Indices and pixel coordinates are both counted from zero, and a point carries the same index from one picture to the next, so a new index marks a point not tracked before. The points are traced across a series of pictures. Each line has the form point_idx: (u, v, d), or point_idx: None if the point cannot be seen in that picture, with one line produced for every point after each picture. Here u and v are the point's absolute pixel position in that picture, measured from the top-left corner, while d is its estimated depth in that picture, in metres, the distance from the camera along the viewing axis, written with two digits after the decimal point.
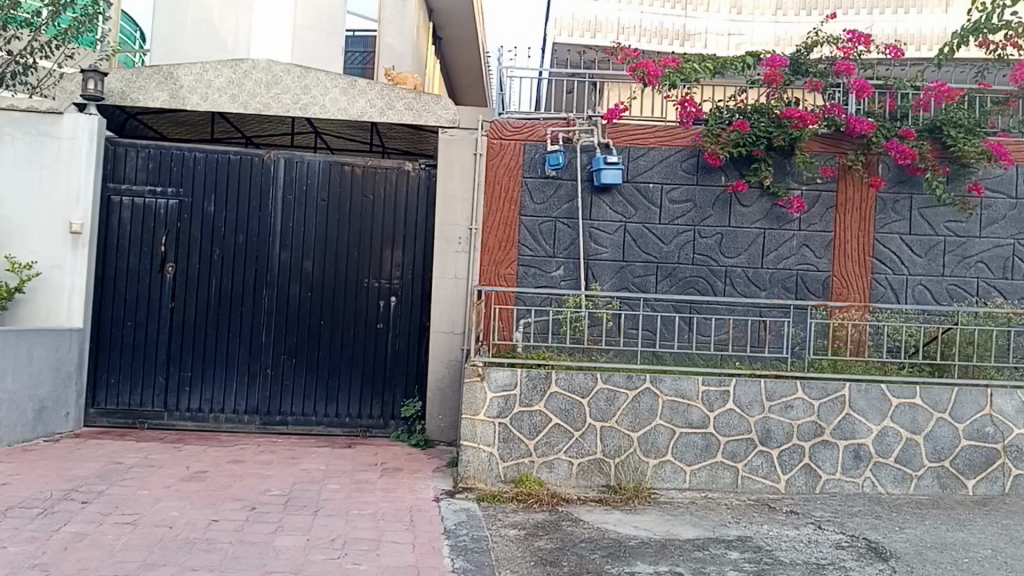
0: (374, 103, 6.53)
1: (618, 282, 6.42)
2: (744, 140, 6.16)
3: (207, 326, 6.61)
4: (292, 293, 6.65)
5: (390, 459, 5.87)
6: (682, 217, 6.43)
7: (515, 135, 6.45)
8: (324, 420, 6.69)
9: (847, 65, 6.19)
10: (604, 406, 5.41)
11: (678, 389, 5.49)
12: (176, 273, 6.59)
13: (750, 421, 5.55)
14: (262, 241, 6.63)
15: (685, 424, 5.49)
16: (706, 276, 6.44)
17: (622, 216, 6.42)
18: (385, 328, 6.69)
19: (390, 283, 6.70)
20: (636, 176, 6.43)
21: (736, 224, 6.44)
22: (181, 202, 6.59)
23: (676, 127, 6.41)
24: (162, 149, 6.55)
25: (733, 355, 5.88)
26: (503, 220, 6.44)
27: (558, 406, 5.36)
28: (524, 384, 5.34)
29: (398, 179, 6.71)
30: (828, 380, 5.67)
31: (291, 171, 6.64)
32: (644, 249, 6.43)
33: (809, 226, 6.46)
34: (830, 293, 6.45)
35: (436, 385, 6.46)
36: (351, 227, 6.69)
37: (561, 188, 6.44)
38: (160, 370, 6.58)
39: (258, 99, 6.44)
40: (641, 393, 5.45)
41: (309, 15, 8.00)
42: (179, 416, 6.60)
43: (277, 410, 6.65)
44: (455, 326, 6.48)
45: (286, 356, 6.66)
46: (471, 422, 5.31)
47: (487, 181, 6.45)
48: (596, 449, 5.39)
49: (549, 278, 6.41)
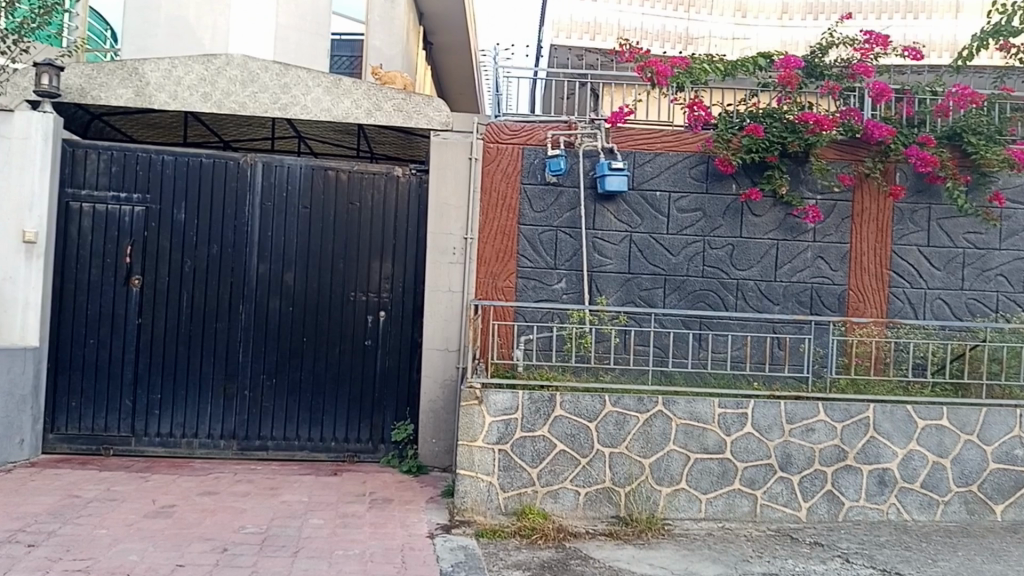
0: (360, 103, 6.15)
1: (624, 296, 6.04)
2: (757, 146, 5.79)
3: (178, 344, 6.10)
4: (272, 307, 6.17)
5: (379, 489, 5.36)
6: (691, 227, 6.06)
7: (513, 138, 6.05)
8: (307, 445, 6.20)
9: (865, 68, 5.89)
10: (612, 431, 4.88)
11: (693, 412, 4.95)
12: (144, 286, 6.09)
13: (769, 445, 4.99)
14: (238, 251, 6.16)
15: (701, 449, 4.94)
16: (717, 289, 6.07)
17: (628, 225, 6.04)
18: (374, 345, 6.22)
19: (379, 298, 6.24)
20: (642, 183, 6.05)
21: (748, 234, 6.07)
22: (148, 209, 6.10)
23: (684, 132, 6.05)
24: (127, 151, 6.05)
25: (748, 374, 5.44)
26: (500, 229, 6.04)
27: (563, 431, 4.84)
28: (526, 407, 4.82)
29: (386, 185, 6.27)
30: (851, 402, 5.12)
31: (270, 176, 6.18)
32: (651, 260, 6.05)
33: (824, 237, 6.11)
34: (847, 308, 6.09)
35: (429, 407, 6.00)
36: (336, 237, 6.23)
37: (563, 196, 6.05)
38: (127, 392, 6.06)
39: (233, 98, 6.07)
40: (654, 416, 4.91)
41: (293, 14, 7.65)
42: (149, 443, 6.08)
43: (256, 434, 6.15)
44: (450, 343, 6.03)
45: (266, 376, 6.16)
46: (468, 449, 4.79)
47: (483, 187, 6.05)
48: (604, 477, 4.86)
49: (550, 291, 6.01)
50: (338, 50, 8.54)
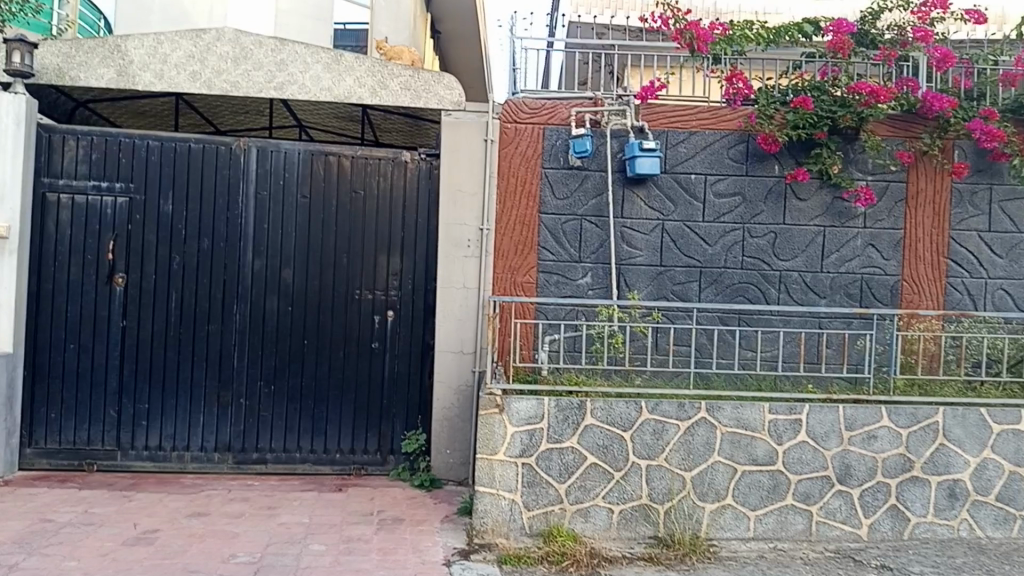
0: (364, 82, 5.75)
1: (655, 291, 5.49)
2: (804, 121, 5.23)
3: (168, 349, 5.64)
4: (269, 307, 5.66)
5: (388, 507, 4.82)
6: (729, 213, 5.49)
7: (532, 117, 5.51)
8: (309, 457, 5.68)
9: (925, 33, 5.32)
10: (649, 441, 4.18)
11: (740, 419, 4.19)
12: (129, 285, 5.63)
13: (825, 455, 4.19)
14: (231, 246, 5.66)
15: (749, 461, 4.18)
16: (758, 282, 5.49)
17: (660, 213, 5.49)
18: (381, 347, 5.69)
19: (387, 295, 5.70)
20: (675, 166, 5.49)
21: (792, 220, 5.49)
22: (132, 200, 5.64)
23: (721, 108, 5.49)
24: (107, 136, 5.60)
25: (804, 377, 4.82)
26: (518, 218, 5.50)
27: (595, 442, 4.17)
28: (553, 416, 4.18)
29: (393, 172, 5.73)
30: (917, 404, 4.27)
31: (264, 162, 5.67)
32: (685, 250, 5.49)
33: (876, 222, 5.50)
34: (900, 300, 5.50)
35: (443, 415, 5.49)
36: (338, 229, 5.70)
37: (588, 180, 5.50)
38: (112, 402, 5.62)
39: (224, 77, 5.73)
40: (696, 424, 4.18)
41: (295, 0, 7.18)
42: (136, 457, 5.63)
43: (254, 446, 5.65)
44: (466, 345, 5.51)
45: (263, 383, 5.65)
46: (488, 463, 4.16)
47: (500, 173, 5.52)
48: (641, 493, 4.18)
49: (575, 287, 5.48)
50: (343, 40, 8.13)
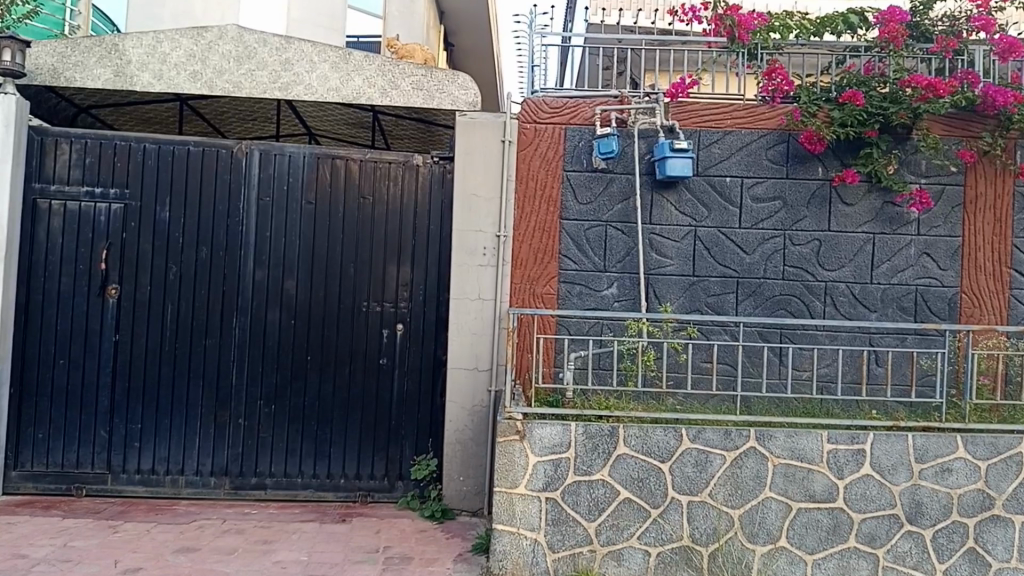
0: (374, 82, 5.38)
1: (688, 303, 5.03)
2: (852, 118, 4.77)
3: (162, 365, 5.25)
4: (271, 320, 5.26)
5: (395, 543, 4.37)
6: (768, 219, 5.03)
7: (554, 117, 5.09)
8: (312, 483, 5.25)
9: (987, 21, 4.83)
10: (691, 473, 3.71)
11: (795, 449, 3.72)
12: (122, 297, 5.26)
13: (893, 491, 3.71)
14: (231, 255, 5.27)
15: (805, 497, 3.71)
16: (801, 294, 5.02)
17: (692, 218, 5.04)
18: (390, 364, 5.26)
19: (396, 308, 5.28)
20: (709, 168, 5.05)
21: (838, 226, 5.02)
22: (128, 206, 5.27)
23: (758, 105, 5.05)
24: (103, 138, 5.25)
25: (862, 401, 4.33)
26: (538, 224, 5.07)
27: (629, 474, 3.71)
28: (581, 444, 3.73)
29: (404, 176, 5.32)
30: (998, 433, 3.75)
31: (267, 166, 5.30)
32: (720, 259, 5.04)
33: (931, 229, 5.02)
34: (958, 314, 4.99)
35: (456, 438, 5.05)
36: (345, 237, 5.30)
37: (613, 184, 5.07)
38: (102, 422, 5.23)
39: (226, 77, 5.38)
40: (744, 455, 3.72)
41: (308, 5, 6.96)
42: (127, 481, 5.23)
43: (252, 471, 5.23)
44: (481, 362, 5.07)
45: (263, 403, 5.24)
46: (507, 497, 3.71)
47: (519, 176, 5.10)
48: (682, 533, 3.71)
49: (599, 299, 5.03)
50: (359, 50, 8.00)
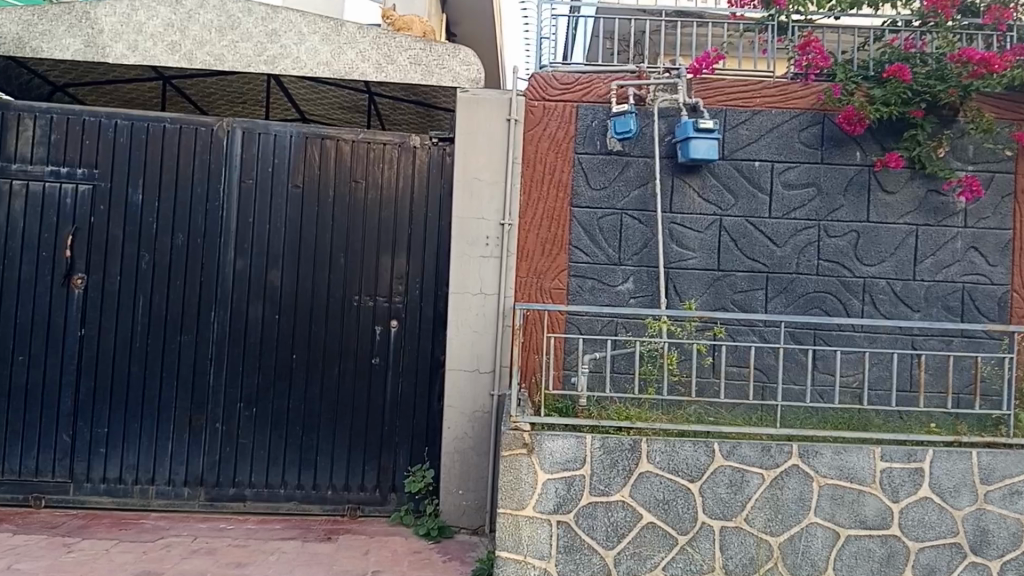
0: (368, 56, 4.85)
1: (712, 300, 4.56)
2: (896, 96, 4.28)
3: (133, 364, 4.77)
4: (252, 315, 4.77)
5: (386, 568, 3.90)
6: (801, 208, 4.56)
7: (565, 93, 4.61)
8: (296, 495, 4.76)
9: None
10: (724, 495, 3.32)
11: (844, 468, 3.33)
12: (89, 287, 4.77)
13: (955, 516, 3.32)
14: (208, 243, 4.77)
15: (855, 522, 3.32)
16: (837, 291, 4.55)
17: (717, 207, 4.57)
18: (383, 364, 4.77)
19: (390, 303, 4.78)
20: (735, 151, 4.57)
21: (878, 217, 4.54)
22: (96, 187, 4.77)
23: (791, 83, 4.56)
24: (69, 113, 4.76)
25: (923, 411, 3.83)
26: (547, 211, 4.59)
27: (653, 494, 3.30)
28: (597, 460, 3.30)
29: (399, 158, 4.83)
30: None
31: (250, 146, 4.80)
32: (748, 252, 4.57)
33: (979, 221, 4.54)
34: (1010, 315, 4.52)
35: (454, 447, 4.57)
36: (336, 225, 4.80)
37: (629, 168, 4.60)
38: (66, 425, 4.75)
39: (207, 48, 4.84)
40: (786, 474, 3.32)
41: None
42: (91, 491, 4.75)
43: (230, 480, 4.75)
44: (482, 363, 4.60)
45: (243, 406, 4.76)
46: (513, 520, 3.29)
47: (526, 158, 4.61)
48: (714, 564, 3.31)
49: (613, 294, 4.56)
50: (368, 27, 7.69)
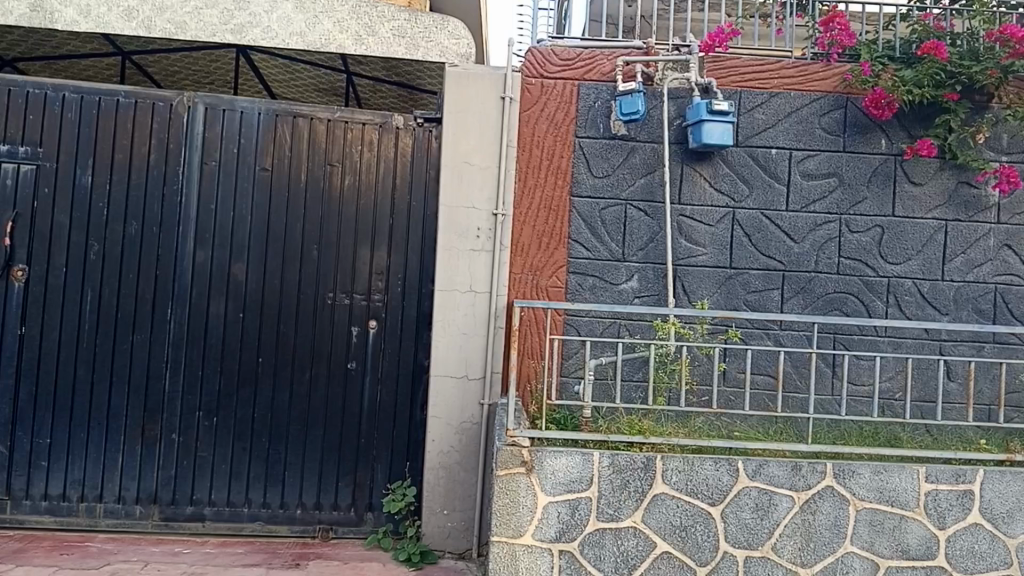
0: (347, 27, 4.40)
1: (724, 301, 4.16)
2: (928, 77, 3.89)
3: (79, 366, 4.25)
4: (214, 313, 4.28)
5: None
6: (821, 200, 4.17)
7: (565, 70, 4.19)
8: (260, 514, 4.27)
9: None
10: (749, 521, 2.99)
11: (884, 491, 2.98)
12: (31, 280, 4.25)
13: (1008, 545, 2.99)
14: (166, 231, 4.28)
15: (897, 552, 2.98)
16: (860, 292, 4.16)
17: (730, 198, 4.17)
18: (360, 369, 4.30)
19: (369, 301, 4.31)
20: (750, 137, 4.17)
21: (904, 211, 4.17)
22: (40, 168, 4.26)
23: (811, 62, 4.18)
24: (10, 85, 4.25)
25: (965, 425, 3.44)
26: (544, 201, 4.16)
27: (667, 520, 2.98)
28: (606, 480, 2.99)
29: (380, 140, 4.37)
30: None
31: (215, 125, 4.32)
32: (764, 248, 4.17)
33: (1013, 217, 4.19)
34: None
35: (439, 462, 4.13)
36: (308, 214, 4.32)
37: (635, 154, 4.18)
38: (2, 435, 4.23)
39: (167, 15, 4.35)
40: (819, 497, 2.99)
41: None
42: (31, 510, 4.23)
43: (188, 498, 4.26)
44: (471, 369, 4.15)
45: (203, 414, 4.27)
46: (509, 549, 2.97)
47: (522, 141, 4.18)
48: None
49: (617, 294, 4.14)
50: None
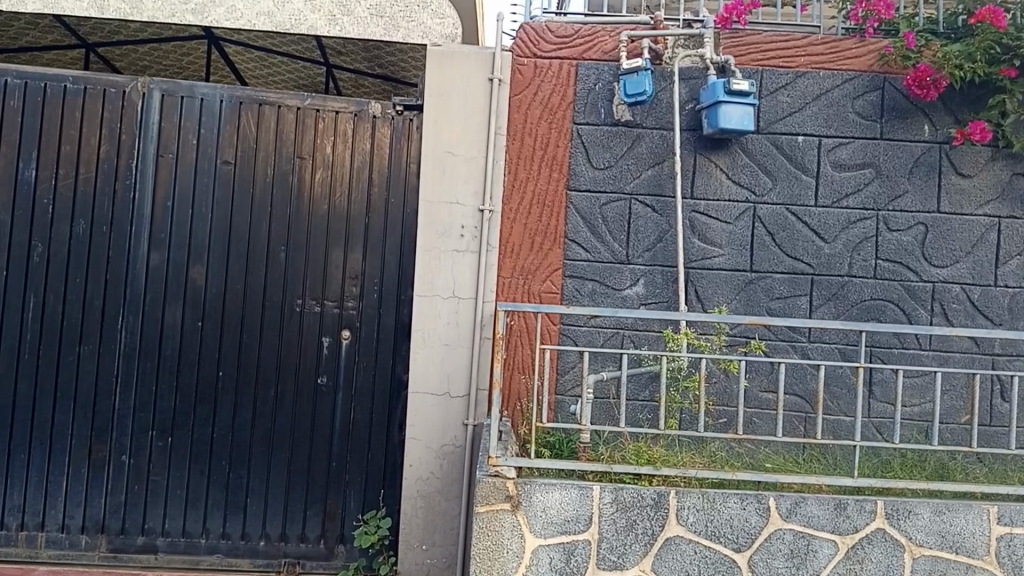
0: (319, 5, 3.94)
1: (744, 307, 3.66)
2: (982, 51, 3.44)
3: (19, 380, 3.80)
4: (170, 322, 3.82)
5: None
6: (854, 194, 3.67)
7: (563, 48, 3.74)
8: (219, 547, 3.78)
9: None
10: (783, 570, 2.53)
11: (947, 536, 2.54)
12: None
13: None
14: (117, 230, 3.84)
15: None
16: (900, 298, 3.65)
17: (751, 191, 3.68)
18: (331, 386, 3.82)
19: (342, 309, 3.85)
20: (773, 123, 3.69)
21: (951, 206, 3.66)
22: None
23: (842, 39, 3.70)
24: None
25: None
26: (539, 196, 3.69)
27: (682, 568, 2.53)
28: (609, 520, 2.52)
29: (356, 130, 3.92)
30: None
31: (173, 113, 3.89)
32: (789, 248, 3.67)
33: None
34: None
35: (418, 491, 3.68)
36: (276, 212, 3.87)
37: (641, 142, 3.71)
38: None
39: None
40: (866, 542, 2.53)
41: None
42: None
43: (139, 527, 3.77)
44: (454, 386, 3.69)
45: (156, 434, 3.80)
46: None
47: (513, 129, 3.72)
48: None
49: (620, 300, 3.66)
50: None
